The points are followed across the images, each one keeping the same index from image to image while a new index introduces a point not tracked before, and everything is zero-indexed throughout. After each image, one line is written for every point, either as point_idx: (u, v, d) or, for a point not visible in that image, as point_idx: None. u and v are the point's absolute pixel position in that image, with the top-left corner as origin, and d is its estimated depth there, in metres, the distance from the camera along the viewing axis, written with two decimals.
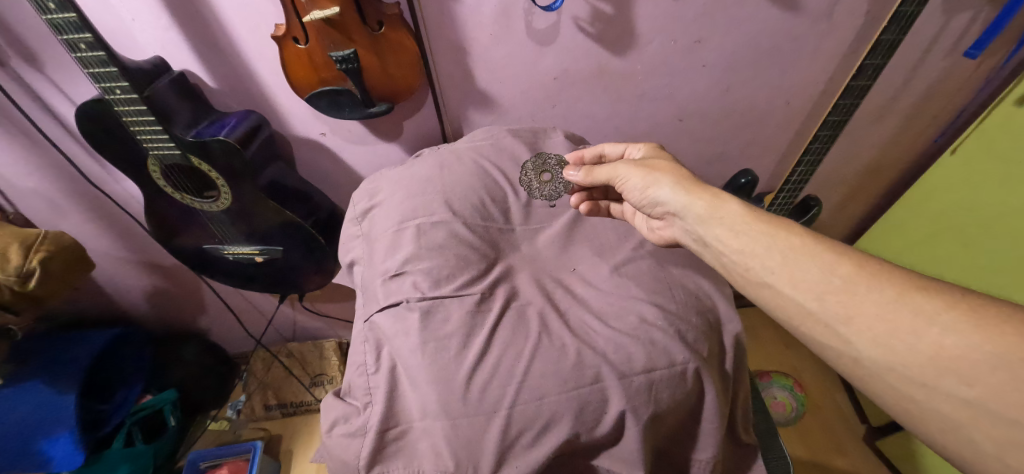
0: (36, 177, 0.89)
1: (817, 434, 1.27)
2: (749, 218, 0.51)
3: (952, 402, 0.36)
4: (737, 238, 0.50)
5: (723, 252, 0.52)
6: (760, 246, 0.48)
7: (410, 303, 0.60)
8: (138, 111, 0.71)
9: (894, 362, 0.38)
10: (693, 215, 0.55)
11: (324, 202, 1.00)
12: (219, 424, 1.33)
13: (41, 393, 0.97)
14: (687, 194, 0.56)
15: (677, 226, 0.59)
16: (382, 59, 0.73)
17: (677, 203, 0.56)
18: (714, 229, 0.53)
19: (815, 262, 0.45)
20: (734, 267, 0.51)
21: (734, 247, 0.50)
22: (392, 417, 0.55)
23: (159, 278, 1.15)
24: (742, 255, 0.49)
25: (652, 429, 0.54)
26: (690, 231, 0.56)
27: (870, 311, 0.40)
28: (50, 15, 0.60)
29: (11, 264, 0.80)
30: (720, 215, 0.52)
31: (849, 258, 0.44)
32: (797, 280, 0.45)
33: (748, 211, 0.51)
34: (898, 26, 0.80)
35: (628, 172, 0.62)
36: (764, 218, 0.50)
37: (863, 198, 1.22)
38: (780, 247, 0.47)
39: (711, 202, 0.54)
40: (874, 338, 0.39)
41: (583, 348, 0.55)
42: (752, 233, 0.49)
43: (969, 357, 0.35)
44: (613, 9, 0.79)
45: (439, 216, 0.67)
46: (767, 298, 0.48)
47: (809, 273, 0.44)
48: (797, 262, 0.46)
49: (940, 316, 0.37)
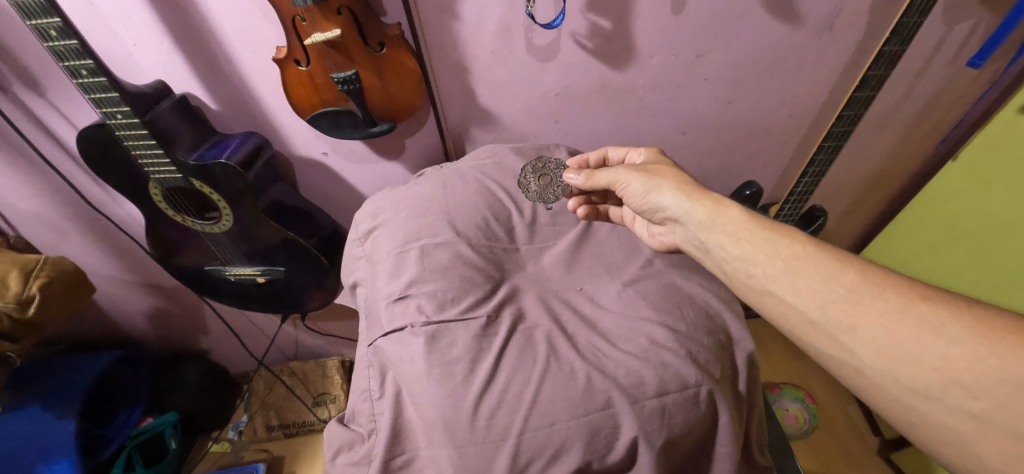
0: (36, 200, 0.88)
1: (829, 449, 1.25)
2: (752, 226, 0.50)
3: (958, 416, 0.36)
4: (738, 245, 0.49)
5: (724, 260, 0.51)
6: (762, 254, 0.48)
7: (415, 328, 0.58)
8: (138, 136, 0.71)
9: (898, 373, 0.38)
10: (695, 223, 0.54)
11: (326, 221, 0.99)
12: (221, 446, 1.32)
13: (41, 419, 0.95)
14: (688, 200, 0.55)
15: (680, 235, 0.58)
16: (383, 79, 0.72)
17: (679, 210, 0.55)
18: (716, 236, 0.52)
19: (818, 270, 0.44)
20: (734, 274, 0.50)
21: (735, 255, 0.50)
22: (397, 444, 0.54)
23: (159, 298, 1.14)
24: (744, 262, 0.49)
25: (666, 456, 0.52)
26: (693, 239, 0.55)
27: (872, 321, 0.39)
28: (51, 42, 0.60)
29: (11, 291, 0.79)
30: (721, 223, 0.52)
31: (852, 267, 0.43)
32: (800, 289, 0.44)
33: (750, 219, 0.50)
34: (900, 37, 0.79)
35: (627, 175, 0.60)
36: (767, 226, 0.49)
37: (868, 208, 1.21)
38: (782, 255, 0.46)
39: (712, 210, 0.53)
40: (877, 350, 0.39)
41: (593, 372, 0.54)
42: (755, 241, 0.49)
43: (975, 369, 0.35)
44: (613, 25, 0.78)
45: (442, 237, 0.66)
46: (770, 306, 0.47)
47: (811, 281, 0.44)
48: (799, 270, 0.45)
49: (944, 327, 0.37)
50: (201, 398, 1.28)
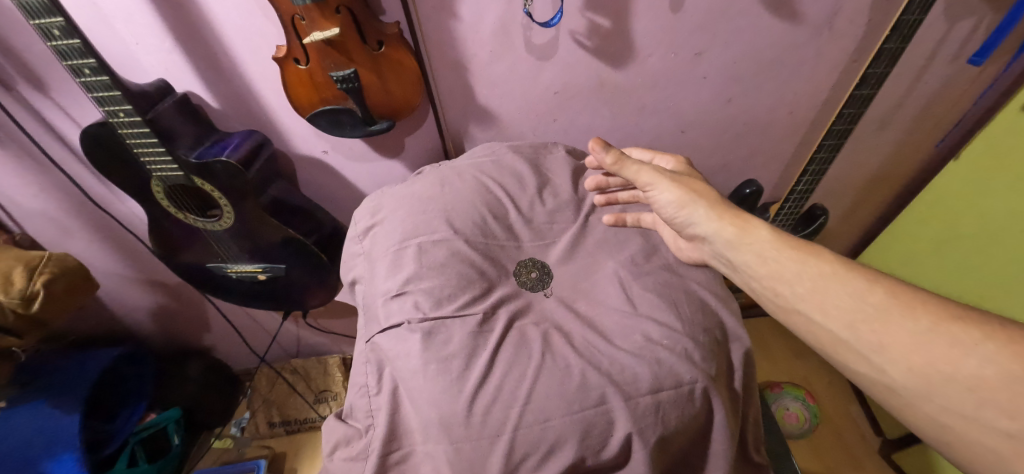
0: (41, 197, 0.89)
1: (828, 448, 1.25)
2: (779, 246, 0.53)
3: (993, 435, 0.38)
4: (766, 264, 0.53)
5: (752, 277, 0.55)
6: (789, 273, 0.51)
7: (411, 324, 0.58)
8: (141, 134, 0.71)
9: (931, 392, 0.41)
10: (722, 241, 0.57)
11: (326, 219, 1.00)
12: (224, 442, 1.34)
13: (44, 415, 0.96)
14: (718, 220, 0.57)
15: (707, 250, 0.62)
16: (382, 77, 0.73)
17: (708, 228, 0.58)
18: (744, 255, 0.55)
19: (845, 289, 0.48)
20: (763, 291, 0.54)
21: (763, 274, 0.54)
22: (394, 440, 0.55)
23: (162, 295, 1.15)
24: (773, 281, 0.53)
25: (660, 452, 0.53)
26: (720, 255, 0.59)
27: (903, 340, 0.43)
28: (54, 41, 0.60)
29: (14, 287, 0.80)
30: (749, 242, 0.55)
31: (880, 286, 0.47)
32: (828, 308, 0.48)
33: (777, 239, 0.54)
34: (900, 35, 0.79)
35: (660, 184, 0.61)
36: (794, 245, 0.53)
37: (870, 206, 1.20)
38: (810, 274, 0.50)
39: (739, 229, 0.56)
40: (909, 368, 0.42)
41: (588, 369, 0.54)
42: (782, 261, 0.52)
43: (1009, 388, 0.38)
44: (612, 23, 0.78)
45: (440, 235, 0.66)
46: (799, 323, 0.51)
47: (840, 300, 0.47)
48: (827, 289, 0.49)
49: (977, 347, 0.40)
50: (203, 394, 1.29)
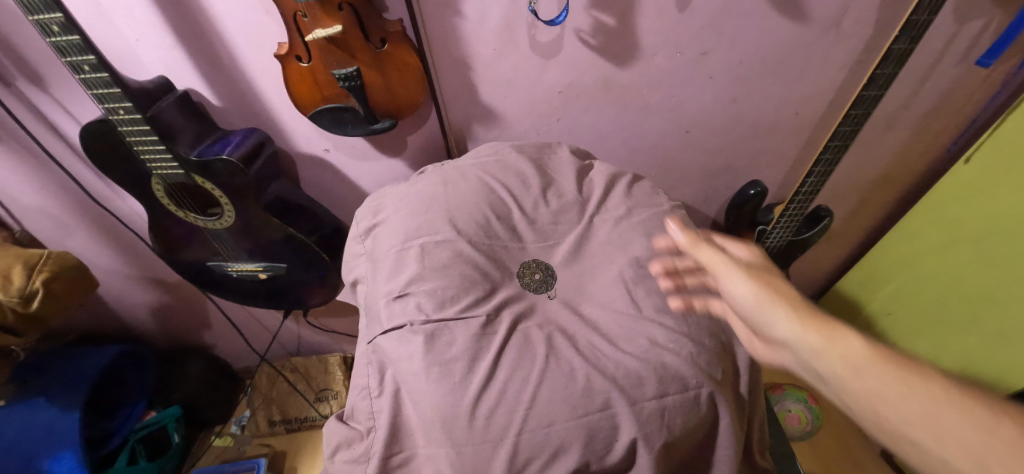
0: (40, 195, 0.89)
1: (831, 449, 1.25)
2: (877, 359, 0.45)
3: None
4: (861, 380, 0.45)
5: (844, 395, 0.46)
6: (892, 393, 0.43)
7: (414, 326, 0.58)
8: (141, 131, 0.71)
9: None
10: (807, 350, 0.49)
11: (328, 218, 0.99)
12: (224, 441, 1.31)
13: (44, 412, 0.95)
14: (800, 325, 0.50)
15: (787, 356, 0.53)
16: (385, 75, 0.72)
17: (788, 333, 0.50)
18: (834, 367, 0.47)
19: (968, 420, 0.40)
20: (860, 412, 0.45)
21: (858, 390, 0.45)
22: (396, 442, 0.54)
23: (163, 293, 1.15)
24: (871, 400, 0.44)
25: (665, 456, 0.52)
26: (804, 366, 0.50)
27: None
28: (53, 37, 0.59)
29: (13, 285, 0.79)
30: (840, 353, 0.47)
31: (1011, 418, 0.39)
32: (947, 440, 0.40)
33: (875, 351, 0.46)
34: (909, 35, 0.78)
35: (733, 274, 0.54)
36: (894, 359, 0.45)
37: (875, 208, 1.20)
38: (919, 395, 0.42)
39: (827, 338, 0.48)
40: None
41: (592, 373, 0.54)
42: (881, 377, 0.44)
43: None
44: (617, 21, 0.78)
45: (443, 235, 0.65)
46: (909, 454, 0.42)
47: (962, 434, 0.39)
48: (942, 415, 0.41)
49: None
50: (204, 392, 1.28)
